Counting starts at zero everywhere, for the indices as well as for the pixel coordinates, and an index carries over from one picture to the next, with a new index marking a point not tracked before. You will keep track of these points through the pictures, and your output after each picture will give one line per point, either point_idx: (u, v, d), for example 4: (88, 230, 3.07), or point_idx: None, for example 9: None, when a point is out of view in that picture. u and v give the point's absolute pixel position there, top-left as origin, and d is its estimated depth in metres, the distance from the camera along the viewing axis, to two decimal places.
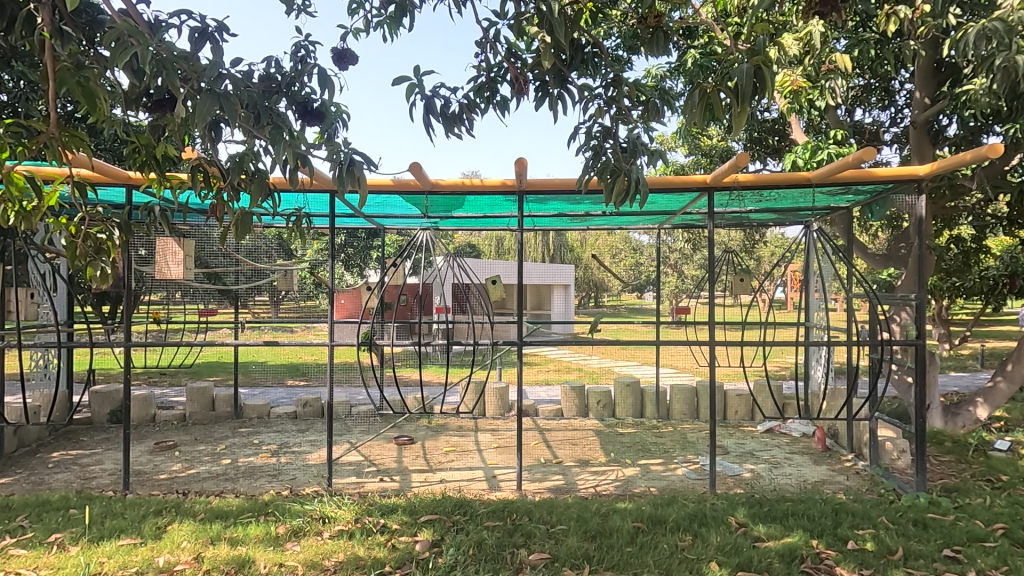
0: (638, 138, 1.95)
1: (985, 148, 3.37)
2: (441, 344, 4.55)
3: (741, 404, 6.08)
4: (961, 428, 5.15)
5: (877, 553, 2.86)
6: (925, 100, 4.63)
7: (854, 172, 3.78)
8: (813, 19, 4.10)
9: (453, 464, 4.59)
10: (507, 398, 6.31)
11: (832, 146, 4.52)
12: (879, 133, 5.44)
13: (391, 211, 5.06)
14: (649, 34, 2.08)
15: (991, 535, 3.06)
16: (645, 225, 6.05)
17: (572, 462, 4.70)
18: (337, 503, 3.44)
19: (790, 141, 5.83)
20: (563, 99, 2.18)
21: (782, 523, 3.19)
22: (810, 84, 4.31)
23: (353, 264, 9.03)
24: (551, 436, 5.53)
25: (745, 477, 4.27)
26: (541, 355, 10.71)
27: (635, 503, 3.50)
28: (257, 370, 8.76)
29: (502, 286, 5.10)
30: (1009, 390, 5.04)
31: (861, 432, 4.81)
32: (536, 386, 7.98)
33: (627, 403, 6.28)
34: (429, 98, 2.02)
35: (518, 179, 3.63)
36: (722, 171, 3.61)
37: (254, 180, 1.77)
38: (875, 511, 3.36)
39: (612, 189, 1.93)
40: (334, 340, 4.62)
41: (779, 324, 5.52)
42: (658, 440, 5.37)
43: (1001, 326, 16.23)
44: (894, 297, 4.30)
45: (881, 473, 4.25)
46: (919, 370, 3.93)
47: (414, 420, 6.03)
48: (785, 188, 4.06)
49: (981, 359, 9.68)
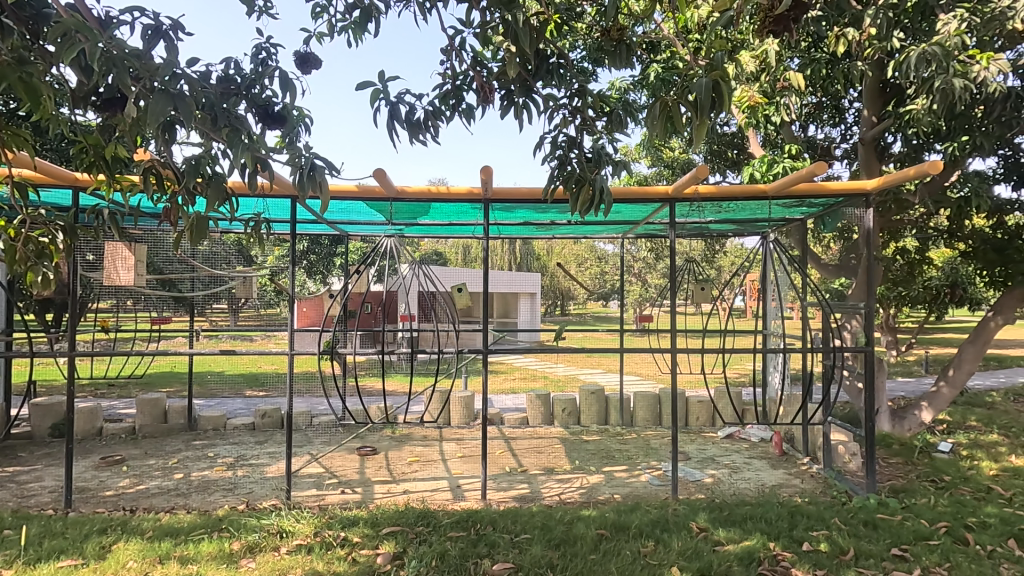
0: (602, 148, 2.03)
1: (926, 164, 3.55)
2: (407, 352, 4.43)
3: (702, 410, 6.20)
4: (907, 431, 5.38)
5: (830, 554, 2.94)
6: (872, 118, 4.85)
7: (807, 185, 3.93)
8: (768, 38, 4.24)
9: (417, 474, 4.53)
10: (472, 406, 6.26)
11: (787, 160, 4.70)
12: (831, 149, 5.67)
13: (355, 218, 4.99)
14: (612, 47, 2.14)
15: (935, 533, 3.19)
16: (609, 233, 6.11)
17: (537, 470, 4.70)
18: (295, 516, 3.35)
19: (748, 155, 6.04)
20: (528, 108, 2.23)
21: (741, 527, 3.26)
22: (765, 100, 4.42)
23: (316, 272, 8.85)
24: (516, 445, 5.51)
25: (706, 482, 4.35)
26: (507, 364, 10.70)
27: (598, 509, 3.53)
28: (213, 379, 8.47)
29: (468, 294, 5.08)
30: (951, 395, 5.23)
31: (815, 435, 4.98)
32: (502, 394, 7.98)
33: (592, 411, 6.32)
34: (394, 105, 2.02)
35: (484, 187, 3.63)
36: (683, 182, 3.68)
37: (210, 184, 1.71)
38: (829, 513, 3.46)
39: (577, 198, 1.99)
40: (294, 349, 4.40)
41: (738, 332, 5.66)
42: (622, 447, 5.43)
43: (945, 335, 17.06)
44: (845, 305, 4.49)
45: (835, 476, 4.39)
46: (869, 375, 4.08)
47: (377, 430, 5.91)
48: (744, 200, 4.20)
49: (926, 364, 10.20)
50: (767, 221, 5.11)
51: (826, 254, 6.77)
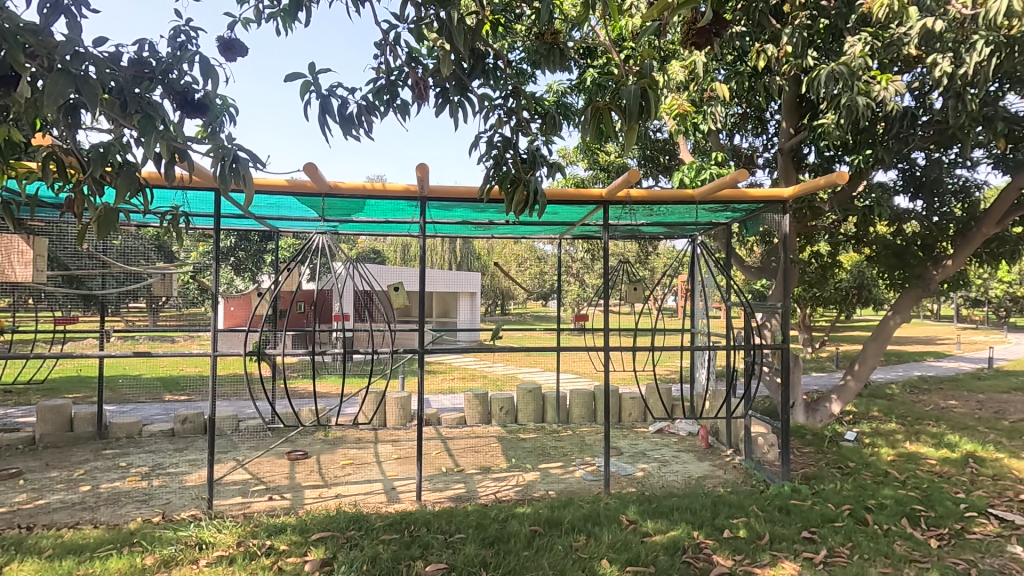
0: (536, 150, 2.07)
1: (835, 174, 3.84)
2: (340, 352, 4.30)
3: (634, 406, 6.42)
4: (819, 422, 5.78)
5: (748, 539, 3.12)
6: (790, 130, 5.17)
7: (732, 192, 4.15)
8: (696, 50, 4.43)
9: (350, 478, 4.42)
10: (408, 407, 6.18)
11: (713, 167, 4.94)
12: (754, 158, 6.01)
13: (285, 214, 4.81)
14: (545, 50, 2.17)
15: (840, 515, 3.46)
16: (547, 234, 6.20)
17: (473, 469, 4.70)
18: (217, 526, 3.19)
19: (679, 161, 6.30)
20: (464, 107, 2.23)
21: (668, 518, 3.39)
22: (693, 109, 4.63)
23: (244, 270, 8.43)
24: (453, 445, 5.48)
25: (636, 475, 4.51)
26: (445, 363, 10.63)
27: (533, 506, 3.57)
28: (127, 383, 7.88)
29: (405, 293, 5.01)
30: (857, 388, 5.68)
31: (737, 428, 5.27)
32: (440, 394, 7.91)
33: (529, 409, 6.39)
34: (325, 98, 1.96)
35: (421, 185, 3.59)
36: (616, 185, 3.79)
37: (120, 173, 1.59)
38: (748, 501, 3.67)
39: (512, 198, 2.01)
40: (217, 350, 4.18)
41: (668, 331, 5.90)
42: (558, 444, 5.53)
43: (853, 333, 18.50)
44: (764, 305, 4.78)
45: (754, 466, 4.66)
46: (785, 371, 4.36)
47: (308, 433, 5.71)
48: (673, 204, 4.38)
49: (837, 360, 11.02)
50: (696, 224, 5.35)
51: (749, 256, 7.18)
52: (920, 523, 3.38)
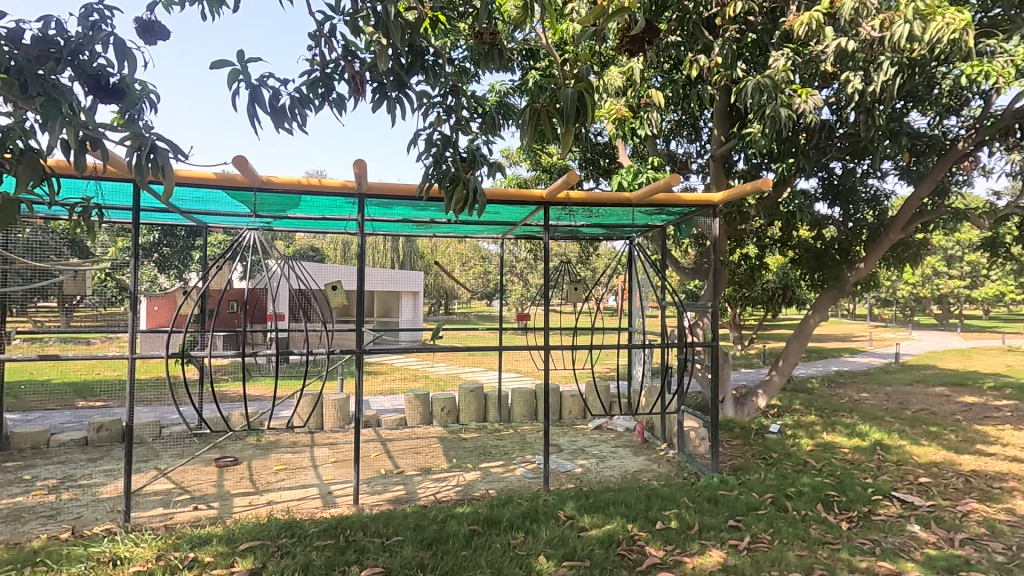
0: (476, 149, 2.07)
1: (760, 181, 4.07)
2: (273, 354, 4.14)
3: (574, 404, 6.54)
4: (746, 415, 6.10)
5: (678, 530, 3.25)
6: (721, 138, 5.41)
7: (666, 196, 4.30)
8: (634, 57, 4.57)
9: (283, 483, 4.25)
10: (346, 409, 6.02)
11: (650, 171, 5.10)
12: (688, 163, 6.26)
13: (213, 208, 4.57)
14: (485, 50, 2.18)
15: (763, 503, 3.66)
16: (490, 234, 6.21)
17: (413, 470, 4.64)
18: (134, 541, 2.99)
19: (618, 164, 6.46)
20: (402, 103, 2.20)
21: (604, 512, 3.48)
22: (631, 115, 4.76)
23: (169, 267, 7.95)
24: (393, 447, 5.39)
25: (575, 472, 4.59)
26: (387, 364, 10.43)
27: (472, 506, 3.57)
28: (34, 390, 7.25)
29: (343, 292, 4.88)
30: (780, 383, 6.03)
31: (671, 423, 5.47)
32: (380, 395, 7.75)
33: (470, 409, 6.38)
34: (255, 88, 1.88)
35: (359, 182, 3.51)
36: (556, 187, 3.85)
37: (21, 160, 1.46)
38: (679, 493, 3.82)
39: (452, 196, 2.01)
40: (136, 353, 3.92)
41: (608, 330, 6.04)
42: (499, 443, 5.55)
43: (779, 331, 19.63)
44: (696, 305, 4.99)
45: (686, 459, 4.86)
46: (714, 368, 4.57)
47: (239, 439, 5.46)
48: (611, 207, 4.48)
49: (764, 357, 11.66)
50: (633, 226, 5.51)
51: (684, 258, 7.48)
52: (833, 507, 3.63)
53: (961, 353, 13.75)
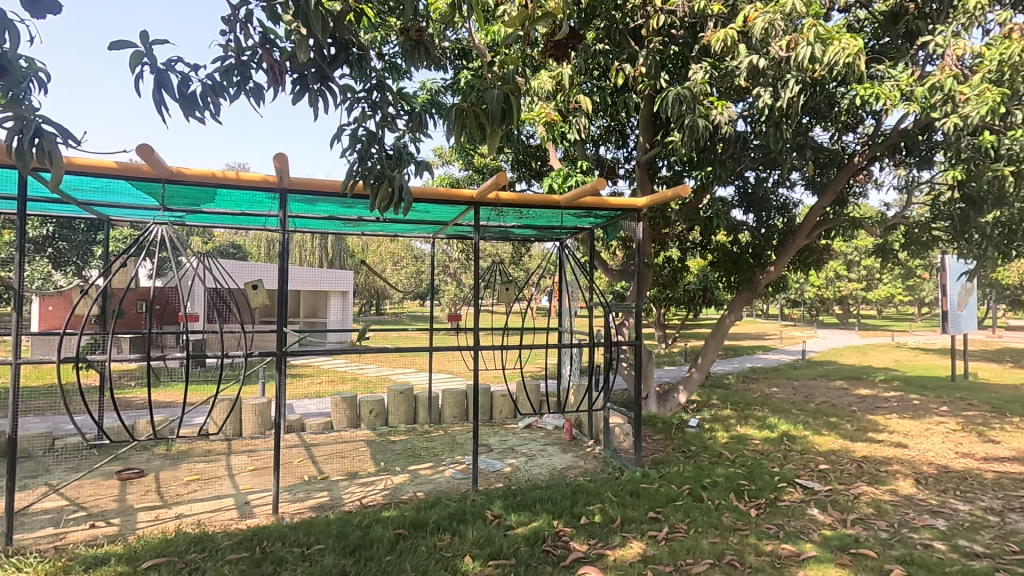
0: (403, 147, 2.05)
1: (679, 188, 4.27)
2: (183, 357, 3.87)
3: (505, 404, 6.59)
4: (668, 411, 6.38)
5: (602, 524, 3.34)
6: (646, 145, 5.63)
7: (593, 199, 4.42)
8: (564, 62, 4.66)
9: (195, 495, 4.00)
10: (267, 414, 5.74)
11: (579, 175, 5.23)
12: (615, 168, 6.46)
13: (116, 200, 4.21)
14: (410, 46, 2.16)
15: (680, 495, 3.84)
16: (420, 233, 6.12)
17: (338, 476, 4.49)
18: (16, 566, 2.71)
19: (550, 167, 6.57)
20: (324, 97, 2.13)
21: (531, 510, 3.52)
22: (561, 119, 4.85)
23: (66, 263, 7.26)
24: (317, 452, 5.20)
25: (504, 471, 4.62)
26: (313, 367, 10.05)
27: (398, 509, 3.51)
28: None
29: (264, 291, 4.65)
30: (700, 379, 6.35)
31: (598, 420, 5.63)
32: (305, 399, 7.45)
33: (400, 411, 6.27)
34: (161, 73, 1.76)
35: (279, 177, 3.36)
36: (486, 187, 3.85)
37: None
38: (603, 488, 3.94)
39: (377, 194, 1.97)
40: (23, 357, 3.56)
41: (538, 330, 6.13)
42: (429, 444, 5.49)
43: (701, 331, 20.67)
44: (622, 305, 5.18)
45: (611, 454, 5.01)
46: (638, 366, 4.74)
47: (146, 449, 5.07)
48: (540, 208, 4.55)
49: (687, 355, 12.25)
50: (563, 228, 5.63)
51: (613, 260, 7.72)
52: (743, 496, 3.87)
53: (857, 349, 15.09)
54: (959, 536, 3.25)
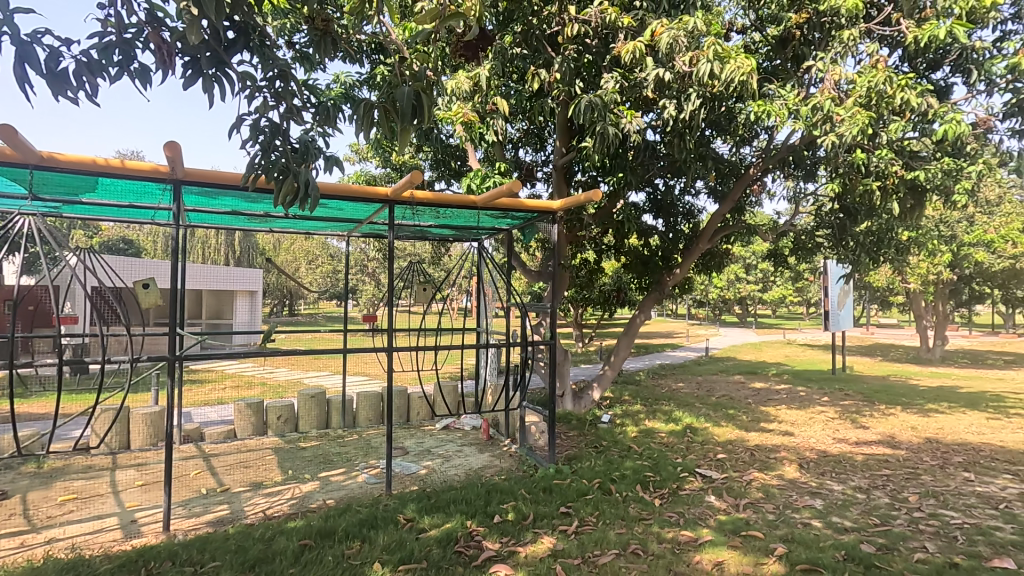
0: (309, 140, 1.97)
1: (591, 193, 4.42)
2: (57, 364, 3.48)
3: (422, 405, 6.50)
4: (582, 408, 6.57)
5: (514, 521, 3.39)
6: (562, 149, 5.78)
7: (509, 201, 4.47)
8: (482, 64, 4.67)
9: (71, 516, 3.60)
10: (160, 424, 5.29)
11: (497, 176, 5.26)
12: (533, 171, 6.57)
13: None
14: (317, 36, 2.08)
15: (591, 489, 3.97)
16: (334, 231, 5.90)
17: (241, 487, 4.23)
18: None
19: (469, 167, 6.56)
20: (221, 83, 1.99)
21: (444, 511, 3.50)
22: (478, 120, 4.85)
23: None
24: (218, 462, 4.86)
25: (419, 473, 4.56)
26: (216, 372, 9.39)
27: (305, 519, 3.35)
28: None
29: (156, 291, 4.28)
30: (612, 376, 6.61)
31: (514, 419, 5.70)
32: (206, 407, 6.95)
33: (311, 416, 6.01)
34: (24, 45, 1.57)
35: (172, 167, 3.11)
36: (400, 185, 3.78)
37: None
38: (517, 486, 3.99)
39: (280, 188, 1.87)
40: None
41: (456, 331, 6.10)
42: (341, 450, 5.30)
43: (616, 330, 21.50)
44: (538, 305, 5.28)
45: (526, 452, 5.09)
46: (552, 365, 4.85)
47: (11, 468, 4.50)
48: (457, 209, 4.53)
49: (602, 354, 12.70)
50: (481, 229, 5.64)
51: (531, 260, 7.85)
52: (649, 487, 4.07)
53: (754, 346, 16.35)
54: (832, 513, 3.61)
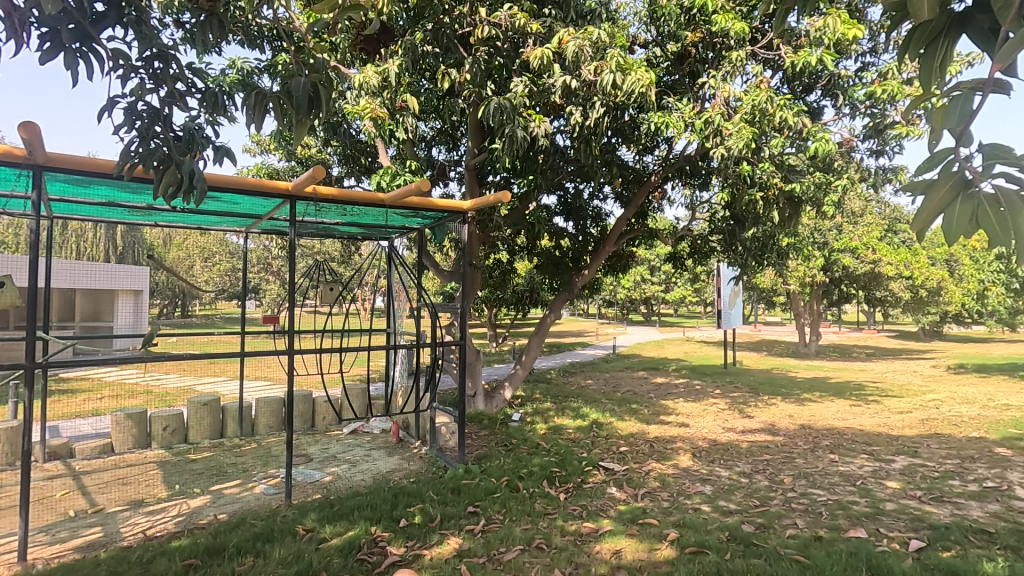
0: (194, 128, 1.82)
1: (500, 195, 4.48)
2: None
3: (328, 410, 6.24)
4: (494, 407, 6.62)
5: (421, 524, 3.35)
6: (474, 149, 5.79)
7: (419, 200, 4.41)
8: (391, 59, 4.56)
9: None
10: (19, 440, 4.67)
11: (407, 174, 5.17)
12: (446, 170, 6.52)
13: None
14: (203, 16, 1.93)
15: (499, 487, 4.01)
16: (230, 227, 5.51)
17: (117, 506, 3.83)
18: None
19: (380, 164, 6.39)
20: (87, 60, 1.79)
21: (347, 519, 3.39)
22: (388, 116, 4.74)
23: None
24: (91, 480, 4.38)
25: (323, 481, 4.37)
26: (91, 380, 8.44)
27: (191, 537, 3.11)
28: None
29: (13, 290, 3.78)
30: (523, 375, 6.71)
31: (425, 421, 5.63)
32: (77, 419, 6.23)
33: (203, 425, 5.57)
34: None
35: (31, 151, 2.75)
36: (301, 180, 3.60)
37: None
38: (425, 488, 3.94)
39: (160, 180, 1.71)
40: None
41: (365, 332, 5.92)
42: (237, 460, 4.97)
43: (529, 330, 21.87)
44: (449, 306, 5.25)
45: (437, 454, 5.04)
46: (462, 365, 4.84)
47: None
48: (363, 206, 4.40)
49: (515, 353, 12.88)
50: (391, 227, 5.52)
51: (445, 260, 7.79)
52: (555, 482, 4.19)
53: (657, 344, 17.31)
54: (719, 498, 3.90)
